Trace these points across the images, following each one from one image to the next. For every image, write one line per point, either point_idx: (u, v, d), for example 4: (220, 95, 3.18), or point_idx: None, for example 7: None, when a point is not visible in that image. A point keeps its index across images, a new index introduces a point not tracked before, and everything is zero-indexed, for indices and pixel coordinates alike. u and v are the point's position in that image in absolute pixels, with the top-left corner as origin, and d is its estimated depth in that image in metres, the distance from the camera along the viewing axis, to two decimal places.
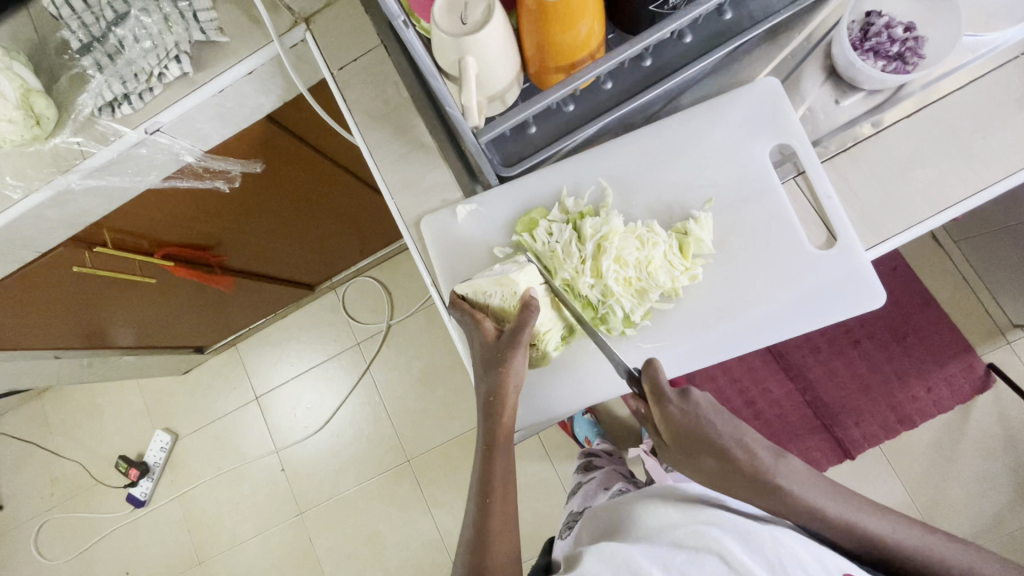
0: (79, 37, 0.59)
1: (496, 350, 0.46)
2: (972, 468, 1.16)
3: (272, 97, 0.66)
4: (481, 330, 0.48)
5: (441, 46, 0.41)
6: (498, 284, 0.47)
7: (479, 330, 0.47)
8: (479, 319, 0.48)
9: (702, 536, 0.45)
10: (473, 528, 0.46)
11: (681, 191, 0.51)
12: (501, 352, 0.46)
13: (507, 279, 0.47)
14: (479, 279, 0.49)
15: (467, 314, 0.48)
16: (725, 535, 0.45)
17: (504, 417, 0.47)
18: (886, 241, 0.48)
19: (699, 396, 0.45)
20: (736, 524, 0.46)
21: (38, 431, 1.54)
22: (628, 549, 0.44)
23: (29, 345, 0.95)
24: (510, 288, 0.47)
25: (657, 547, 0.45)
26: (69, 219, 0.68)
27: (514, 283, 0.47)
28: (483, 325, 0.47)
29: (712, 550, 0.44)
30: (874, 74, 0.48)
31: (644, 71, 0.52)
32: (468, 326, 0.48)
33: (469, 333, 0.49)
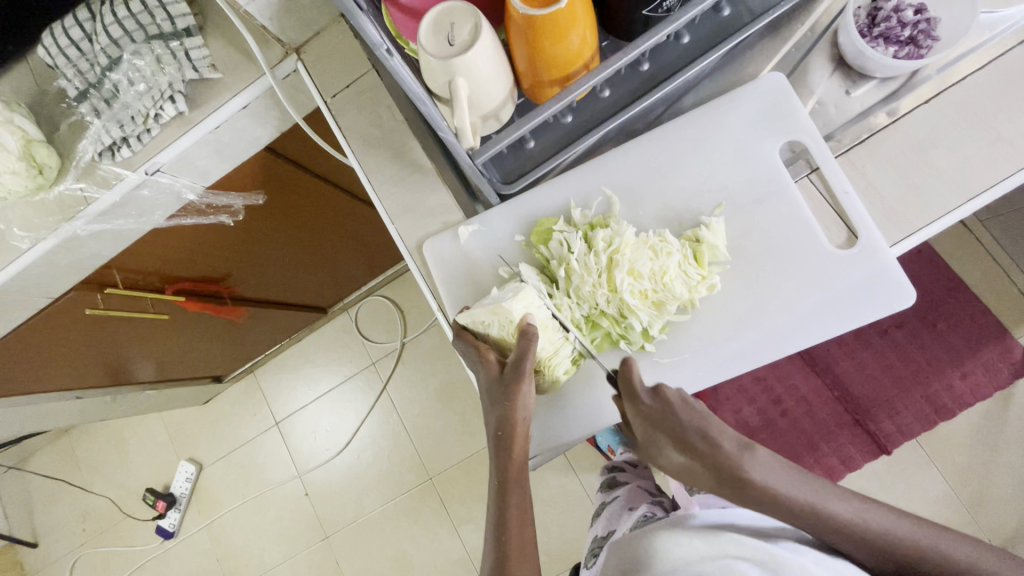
0: (76, 84, 0.59)
1: (502, 380, 0.45)
2: (1017, 457, 1.10)
3: (269, 129, 0.65)
4: (485, 362, 0.47)
5: (430, 69, 0.40)
6: (493, 314, 0.45)
7: (485, 362, 0.46)
8: (484, 352, 0.47)
9: (731, 572, 0.42)
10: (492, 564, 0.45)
11: (690, 196, 0.50)
12: (508, 381, 0.45)
13: (500, 307, 0.44)
14: (476, 309, 0.47)
15: (472, 349, 0.48)
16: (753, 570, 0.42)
17: (517, 450, 0.46)
18: (911, 236, 0.46)
19: (670, 392, 0.45)
20: (766, 555, 0.42)
21: (68, 467, 1.57)
22: None
23: (49, 387, 0.96)
24: (504, 318, 0.45)
25: None
26: (77, 264, 0.68)
27: (506, 311, 0.44)
28: (486, 357, 0.47)
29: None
30: (885, 62, 0.45)
31: (642, 76, 0.50)
32: (474, 360, 0.48)
33: (476, 367, 0.48)
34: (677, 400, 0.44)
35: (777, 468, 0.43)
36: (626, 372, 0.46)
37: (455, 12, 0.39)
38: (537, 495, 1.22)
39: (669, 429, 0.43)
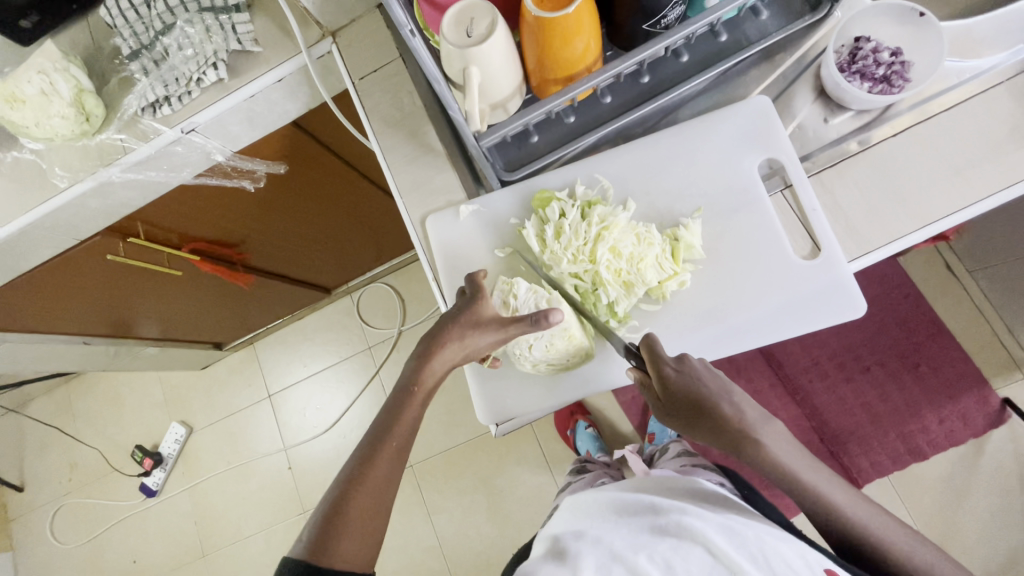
0: (130, 44, 0.65)
1: (478, 321, 0.48)
2: (986, 505, 1.12)
3: (299, 104, 0.70)
4: (479, 306, 0.49)
5: (448, 56, 0.45)
6: (543, 301, 0.50)
7: (478, 302, 0.49)
8: (484, 299, 0.49)
9: (686, 528, 0.46)
10: None
11: (672, 199, 0.54)
12: (482, 324, 0.48)
13: (555, 299, 0.50)
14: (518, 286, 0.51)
15: (473, 283, 0.50)
16: (708, 528, 0.46)
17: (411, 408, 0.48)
18: (873, 253, 0.50)
19: (694, 361, 0.48)
20: (717, 521, 0.47)
21: (63, 416, 1.61)
22: (614, 541, 0.46)
23: (60, 328, 1.01)
24: (556, 308, 0.50)
25: (640, 536, 0.46)
26: (108, 210, 0.73)
27: (558, 306, 0.50)
28: (484, 306, 0.49)
29: (696, 540, 0.45)
30: (859, 95, 0.50)
31: (642, 87, 0.55)
32: (468, 293, 0.50)
33: (464, 298, 0.50)
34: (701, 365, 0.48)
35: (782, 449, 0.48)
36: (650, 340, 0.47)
37: (475, 9, 0.44)
38: (512, 491, 1.25)
39: (694, 400, 0.46)
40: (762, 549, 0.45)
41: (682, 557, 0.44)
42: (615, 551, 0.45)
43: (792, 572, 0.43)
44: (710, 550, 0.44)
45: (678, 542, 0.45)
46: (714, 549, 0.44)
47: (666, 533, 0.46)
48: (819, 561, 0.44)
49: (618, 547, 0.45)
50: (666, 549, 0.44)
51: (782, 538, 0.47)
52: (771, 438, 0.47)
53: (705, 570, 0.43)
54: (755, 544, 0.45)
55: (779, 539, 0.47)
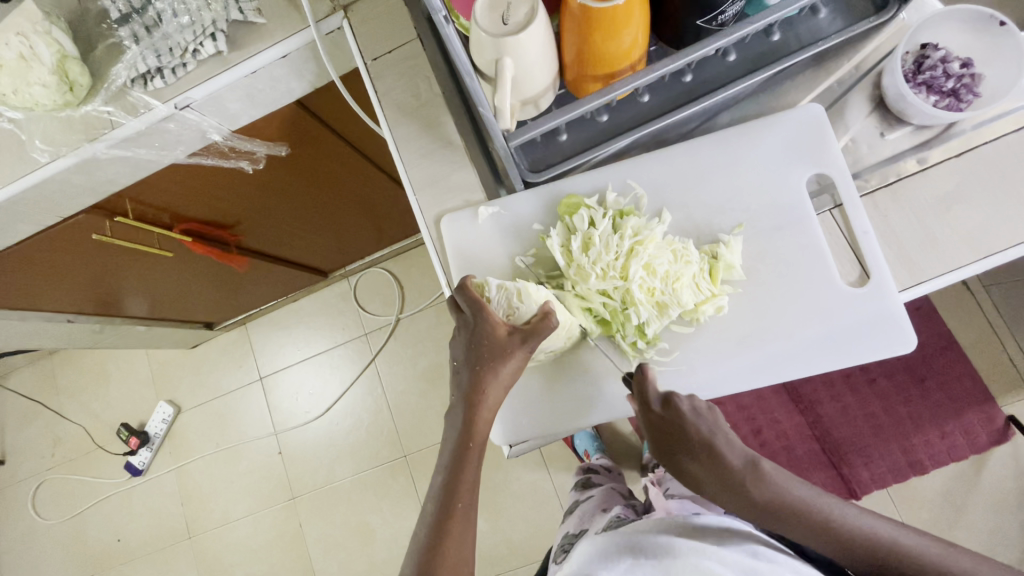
0: (119, 7, 0.60)
1: (498, 346, 0.46)
2: (984, 521, 1.11)
3: (304, 83, 0.65)
4: (491, 329, 0.46)
5: (480, 45, 0.40)
6: (515, 298, 0.47)
7: (487, 323, 0.46)
8: (491, 313, 0.46)
9: None
10: (451, 543, 0.45)
11: (711, 212, 0.50)
12: (504, 348, 0.46)
13: (526, 292, 0.47)
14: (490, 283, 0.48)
15: (477, 304, 0.46)
16: (725, 572, 0.45)
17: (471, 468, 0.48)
18: (924, 283, 0.46)
19: (682, 401, 0.46)
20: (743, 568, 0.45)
21: (46, 390, 1.56)
22: None
23: (43, 306, 0.96)
24: (529, 301, 0.47)
25: None
26: (93, 187, 0.68)
27: (531, 297, 0.47)
28: (496, 325, 0.46)
29: None
30: (925, 109, 0.46)
31: (683, 87, 0.50)
32: (471, 314, 0.47)
33: (473, 321, 0.47)
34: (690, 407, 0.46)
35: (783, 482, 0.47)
36: (688, 415, 0.45)
37: None
38: (507, 488, 1.23)
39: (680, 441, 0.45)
40: None
41: None
42: None
43: None
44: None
45: None
46: None
47: None
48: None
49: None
50: None
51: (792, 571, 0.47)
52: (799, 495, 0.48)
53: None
54: None
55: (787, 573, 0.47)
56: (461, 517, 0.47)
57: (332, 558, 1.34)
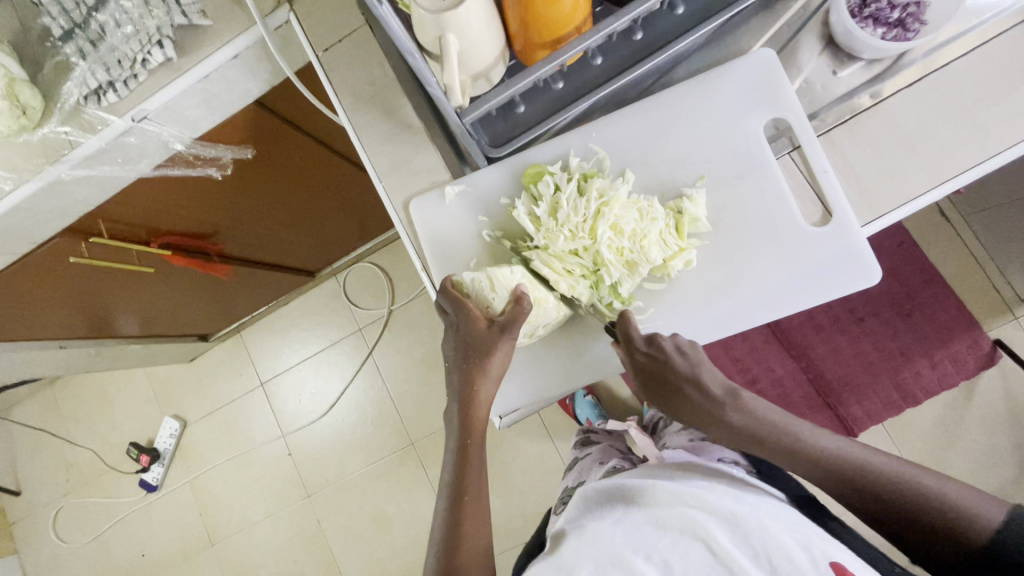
0: (61, 24, 0.59)
1: (482, 341, 0.48)
2: (977, 443, 1.14)
3: (260, 82, 0.64)
4: (475, 324, 0.48)
5: (422, 23, 0.40)
6: (489, 289, 0.47)
7: (470, 320, 0.48)
8: (472, 310, 0.48)
9: (689, 522, 0.44)
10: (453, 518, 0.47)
11: (672, 168, 0.50)
12: (488, 344, 0.48)
13: (498, 279, 0.47)
14: (469, 276, 0.48)
15: (457, 302, 0.48)
16: (711, 520, 0.44)
17: (467, 442, 0.49)
18: (885, 216, 0.47)
19: (666, 341, 0.48)
20: (724, 511, 0.45)
21: (52, 418, 1.57)
22: (609, 534, 0.45)
23: (33, 335, 0.96)
24: (502, 288, 0.47)
25: (640, 532, 0.45)
26: (63, 210, 0.67)
27: (501, 282, 0.47)
28: (477, 319, 0.48)
29: (697, 536, 0.43)
30: (872, 42, 0.46)
31: (634, 45, 0.50)
32: (455, 313, 0.48)
33: (456, 320, 0.49)
34: (672, 347, 0.48)
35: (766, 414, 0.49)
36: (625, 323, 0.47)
37: None
38: (515, 463, 1.26)
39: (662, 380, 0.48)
40: (764, 542, 0.42)
41: (680, 556, 0.43)
42: (609, 547, 0.44)
43: (792, 564, 0.41)
44: (712, 548, 0.42)
45: (679, 538, 0.44)
46: (715, 547, 0.42)
47: (668, 528, 0.44)
48: (823, 553, 0.42)
49: (616, 544, 0.44)
50: (665, 548, 0.43)
51: (784, 521, 0.45)
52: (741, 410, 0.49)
53: (706, 570, 0.42)
54: (757, 539, 0.43)
55: (782, 525, 0.45)
56: (461, 492, 0.48)
57: (352, 550, 1.37)
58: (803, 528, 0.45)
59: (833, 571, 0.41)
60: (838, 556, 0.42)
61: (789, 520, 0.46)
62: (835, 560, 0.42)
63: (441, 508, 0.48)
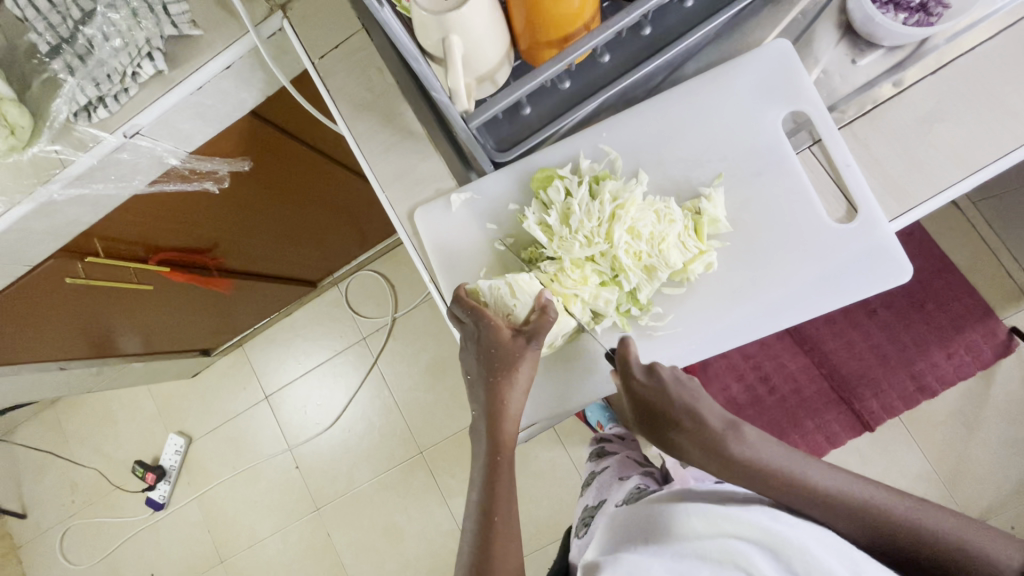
0: (47, 39, 0.56)
1: (506, 352, 0.46)
2: (997, 434, 1.12)
3: (254, 92, 0.62)
4: (498, 334, 0.46)
5: (423, 25, 0.38)
6: (509, 295, 0.46)
7: (492, 331, 0.46)
8: (492, 319, 0.46)
9: (729, 552, 0.40)
10: (475, 543, 0.45)
11: (688, 167, 0.48)
12: (513, 355, 0.46)
13: (518, 285, 0.46)
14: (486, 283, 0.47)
15: (477, 313, 0.46)
16: (753, 548, 0.40)
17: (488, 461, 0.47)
18: (913, 210, 0.45)
19: (664, 369, 0.48)
20: (763, 535, 0.41)
21: (55, 440, 1.55)
22: (645, 565, 0.41)
23: (31, 358, 0.94)
24: (524, 294, 0.46)
25: (678, 563, 0.41)
26: (57, 230, 0.65)
27: (523, 291, 0.46)
28: (499, 329, 0.46)
29: (737, 568, 0.39)
30: (895, 28, 0.44)
31: (644, 41, 0.48)
32: (475, 324, 0.47)
33: (476, 331, 0.47)
34: (670, 373, 0.48)
35: (766, 446, 0.47)
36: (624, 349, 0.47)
37: None
38: (527, 469, 1.24)
39: (659, 408, 0.47)
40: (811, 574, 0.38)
41: None
42: None
43: None
44: None
45: (719, 572, 0.40)
46: None
47: (707, 560, 0.41)
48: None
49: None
50: None
51: (830, 544, 0.40)
52: (743, 446, 0.46)
53: None
54: (802, 569, 0.38)
55: (829, 547, 0.40)
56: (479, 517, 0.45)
57: (364, 562, 1.35)
58: (851, 550, 0.40)
59: None
60: None
61: (837, 545, 0.40)
62: None
63: (461, 532, 0.46)
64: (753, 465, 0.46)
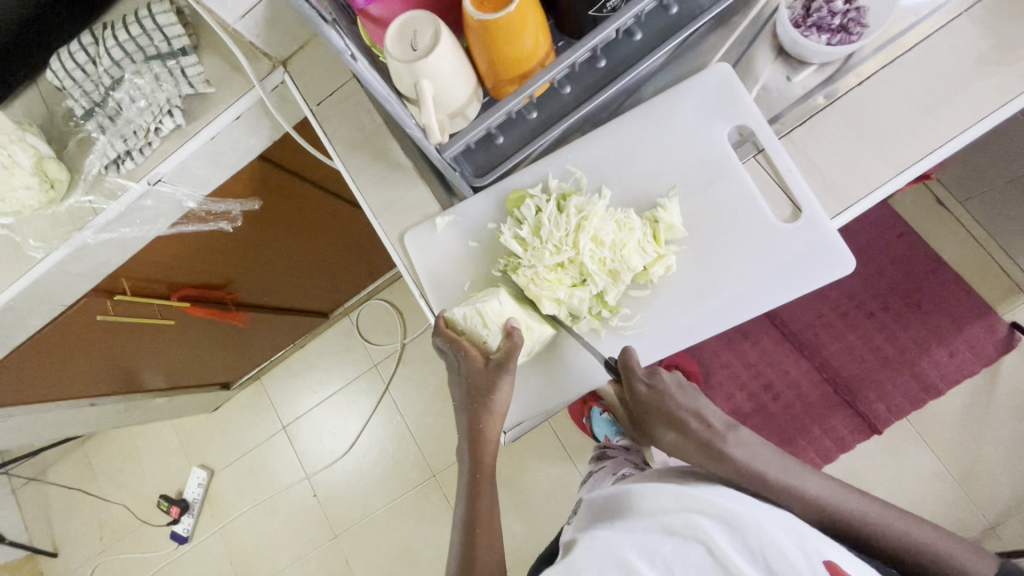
0: (82, 103, 0.64)
1: (482, 380, 0.51)
2: (1006, 431, 1.11)
3: (262, 138, 0.69)
4: (473, 362, 0.51)
5: (398, 73, 0.44)
6: (480, 326, 0.51)
7: (468, 360, 0.51)
8: (468, 350, 0.51)
9: (692, 526, 0.45)
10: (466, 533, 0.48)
11: (646, 180, 0.53)
12: (489, 381, 0.51)
13: (488, 315, 0.50)
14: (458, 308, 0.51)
15: (455, 344, 0.51)
16: (713, 523, 0.44)
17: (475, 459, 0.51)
18: (853, 206, 0.49)
19: (665, 376, 0.53)
20: (723, 511, 0.45)
21: (84, 478, 1.61)
22: (616, 540, 0.45)
23: (65, 394, 1.01)
24: (493, 324, 0.50)
25: (646, 538, 0.45)
26: (90, 272, 0.73)
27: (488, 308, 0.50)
28: (474, 358, 0.51)
29: (697, 540, 0.43)
30: (818, 48, 0.49)
31: (600, 72, 0.54)
32: (454, 353, 0.51)
33: (455, 359, 0.52)
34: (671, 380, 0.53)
35: (764, 450, 0.51)
36: (626, 357, 0.51)
37: (418, 20, 0.44)
38: (537, 486, 1.25)
39: (662, 413, 0.52)
40: (762, 545, 0.43)
41: (683, 559, 0.42)
42: (616, 552, 0.44)
43: (789, 567, 0.41)
44: (711, 551, 0.43)
45: (681, 544, 0.44)
46: (716, 551, 0.42)
47: (672, 534, 0.45)
48: (817, 552, 0.42)
49: (621, 548, 0.44)
50: (668, 552, 0.43)
51: (782, 521, 0.45)
52: (741, 446, 0.51)
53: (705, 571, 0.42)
54: (755, 541, 0.43)
55: (780, 524, 0.45)
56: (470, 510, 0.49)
57: None
58: (797, 526, 0.45)
59: (827, 571, 0.41)
60: (831, 556, 0.43)
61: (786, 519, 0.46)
62: (829, 560, 0.42)
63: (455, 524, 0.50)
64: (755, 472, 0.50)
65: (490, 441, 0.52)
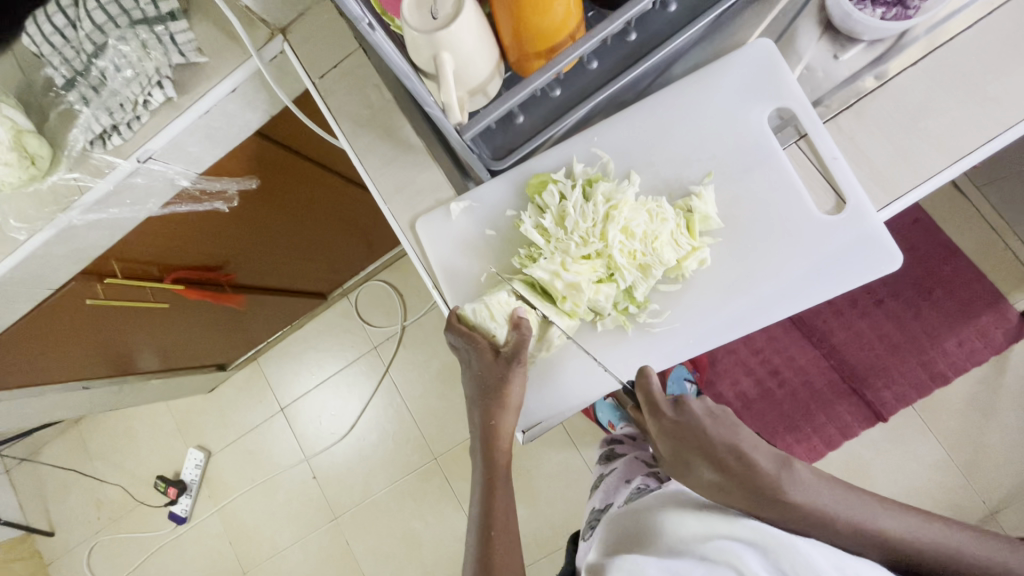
0: (63, 72, 0.59)
1: (494, 374, 0.48)
2: (1013, 420, 1.11)
3: (259, 112, 0.65)
4: (484, 355, 0.48)
5: (415, 44, 0.40)
6: (489, 317, 0.48)
7: (480, 353, 0.48)
8: (480, 343, 0.48)
9: (723, 551, 0.43)
10: None
11: (679, 166, 0.50)
12: (501, 375, 0.48)
13: (495, 306, 0.48)
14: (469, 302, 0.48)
15: (468, 338, 0.49)
16: (743, 547, 0.43)
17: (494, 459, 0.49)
18: (902, 198, 0.46)
19: (695, 405, 0.50)
20: (754, 535, 0.44)
21: (79, 458, 1.59)
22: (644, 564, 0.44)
23: (56, 378, 0.97)
24: (501, 316, 0.48)
25: (674, 562, 0.44)
26: (77, 254, 0.68)
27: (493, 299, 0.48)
28: (484, 350, 0.48)
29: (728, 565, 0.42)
30: (872, 23, 0.45)
31: (630, 46, 0.50)
32: (466, 347, 0.49)
33: (468, 354, 0.50)
34: (701, 410, 0.50)
35: (817, 486, 0.47)
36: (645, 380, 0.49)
37: None
38: (541, 471, 1.25)
39: (696, 447, 0.49)
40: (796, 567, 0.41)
41: None
42: None
43: None
44: None
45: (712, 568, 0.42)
46: None
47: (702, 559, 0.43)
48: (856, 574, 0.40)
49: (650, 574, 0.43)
50: None
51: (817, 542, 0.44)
52: (795, 486, 0.46)
53: None
54: (788, 564, 0.41)
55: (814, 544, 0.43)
56: None
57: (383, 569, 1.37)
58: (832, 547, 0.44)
59: None
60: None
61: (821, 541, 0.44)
62: None
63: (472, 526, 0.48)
64: (807, 509, 0.46)
65: (507, 439, 0.50)
